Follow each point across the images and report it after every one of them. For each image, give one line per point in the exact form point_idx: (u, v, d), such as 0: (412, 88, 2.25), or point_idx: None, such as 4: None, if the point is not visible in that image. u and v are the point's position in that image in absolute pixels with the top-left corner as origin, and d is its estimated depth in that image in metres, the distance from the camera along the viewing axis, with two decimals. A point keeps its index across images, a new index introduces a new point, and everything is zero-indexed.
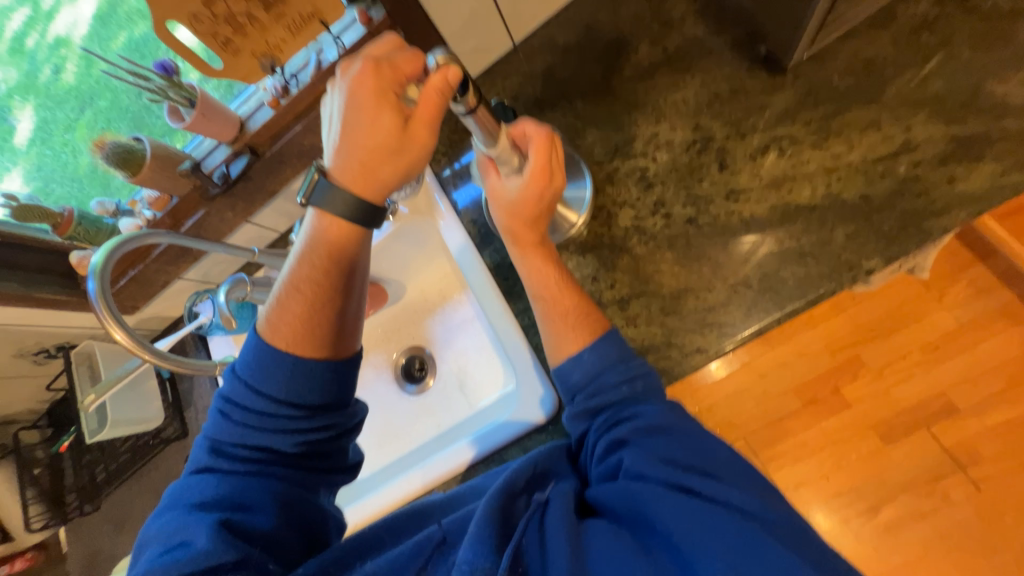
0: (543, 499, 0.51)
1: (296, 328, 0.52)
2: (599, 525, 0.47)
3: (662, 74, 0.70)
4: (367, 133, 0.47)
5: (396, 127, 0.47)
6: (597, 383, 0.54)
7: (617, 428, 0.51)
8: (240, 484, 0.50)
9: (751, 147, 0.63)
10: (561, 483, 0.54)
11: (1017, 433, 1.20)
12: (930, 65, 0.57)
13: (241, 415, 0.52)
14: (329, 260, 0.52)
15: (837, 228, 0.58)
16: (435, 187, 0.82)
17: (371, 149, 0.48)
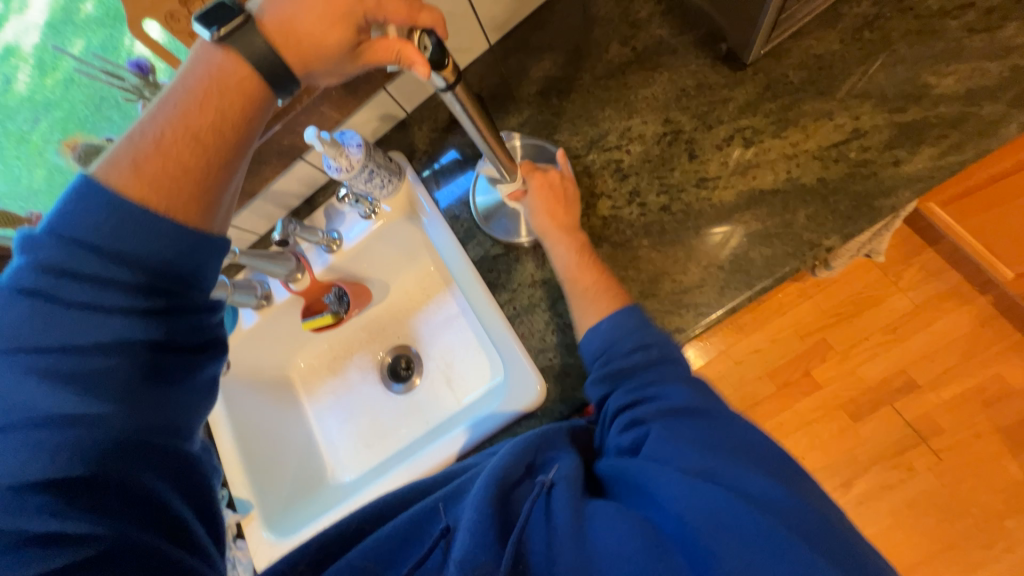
0: (545, 485, 0.51)
1: (155, 167, 0.41)
2: (603, 507, 0.48)
3: (632, 72, 0.73)
4: (310, 20, 0.43)
5: (347, 45, 0.45)
6: (613, 350, 0.56)
7: (641, 404, 0.52)
8: (60, 444, 0.38)
9: (717, 138, 0.67)
10: (562, 464, 0.54)
11: (971, 404, 1.29)
12: (872, 60, 0.62)
13: (51, 322, 0.39)
14: (214, 93, 0.43)
15: (799, 210, 0.62)
16: (416, 184, 0.82)
17: (308, 30, 0.43)
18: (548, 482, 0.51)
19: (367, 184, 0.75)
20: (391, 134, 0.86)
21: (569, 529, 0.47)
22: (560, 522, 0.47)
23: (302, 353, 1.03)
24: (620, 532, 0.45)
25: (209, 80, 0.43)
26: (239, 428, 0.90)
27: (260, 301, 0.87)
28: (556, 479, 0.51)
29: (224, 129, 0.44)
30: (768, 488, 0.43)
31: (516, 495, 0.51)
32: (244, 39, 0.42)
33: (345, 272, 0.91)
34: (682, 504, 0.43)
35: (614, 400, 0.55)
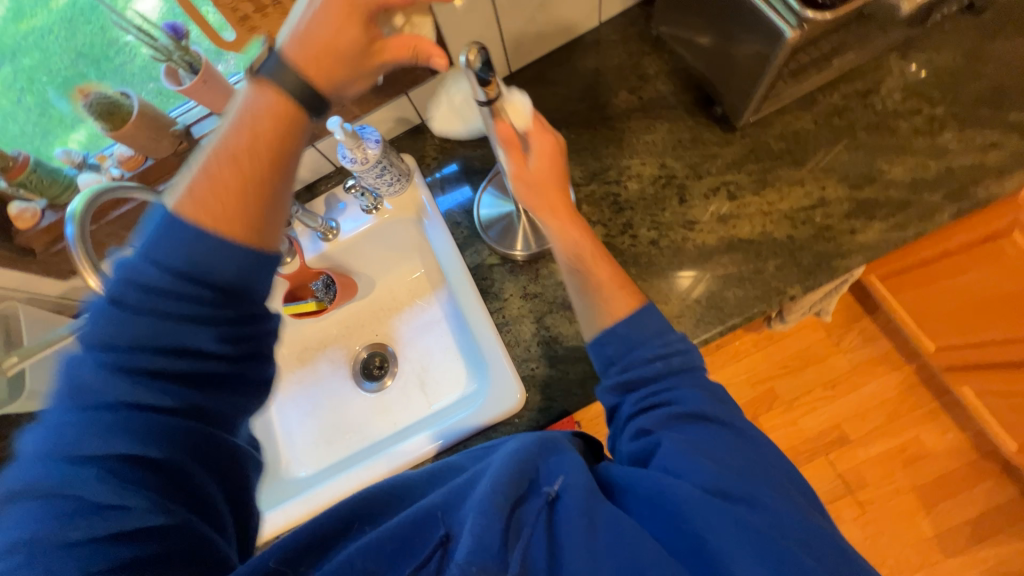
0: (553, 494, 0.47)
1: (217, 198, 0.43)
2: (614, 514, 0.46)
3: (637, 118, 0.81)
4: (331, 40, 0.47)
5: (362, 42, 0.48)
6: (630, 356, 0.55)
7: (653, 410, 0.52)
8: (131, 423, 0.39)
9: (705, 188, 0.75)
10: (572, 468, 0.49)
11: (894, 462, 1.41)
12: (839, 142, 0.73)
13: (134, 332, 0.40)
14: (263, 116, 0.45)
15: (769, 260, 0.69)
16: (422, 187, 0.85)
17: (326, 45, 0.47)
18: (556, 490, 0.47)
19: (377, 179, 0.77)
20: (403, 136, 0.89)
21: (589, 540, 0.44)
22: (576, 531, 0.44)
23: (273, 339, 1.00)
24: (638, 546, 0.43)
25: (242, 112, 0.45)
26: None
27: None
28: (573, 484, 0.48)
29: (274, 145, 0.45)
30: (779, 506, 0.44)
31: (524, 501, 0.46)
32: (272, 67, 0.46)
33: (335, 262, 0.91)
34: (704, 522, 0.43)
35: (626, 407, 0.55)
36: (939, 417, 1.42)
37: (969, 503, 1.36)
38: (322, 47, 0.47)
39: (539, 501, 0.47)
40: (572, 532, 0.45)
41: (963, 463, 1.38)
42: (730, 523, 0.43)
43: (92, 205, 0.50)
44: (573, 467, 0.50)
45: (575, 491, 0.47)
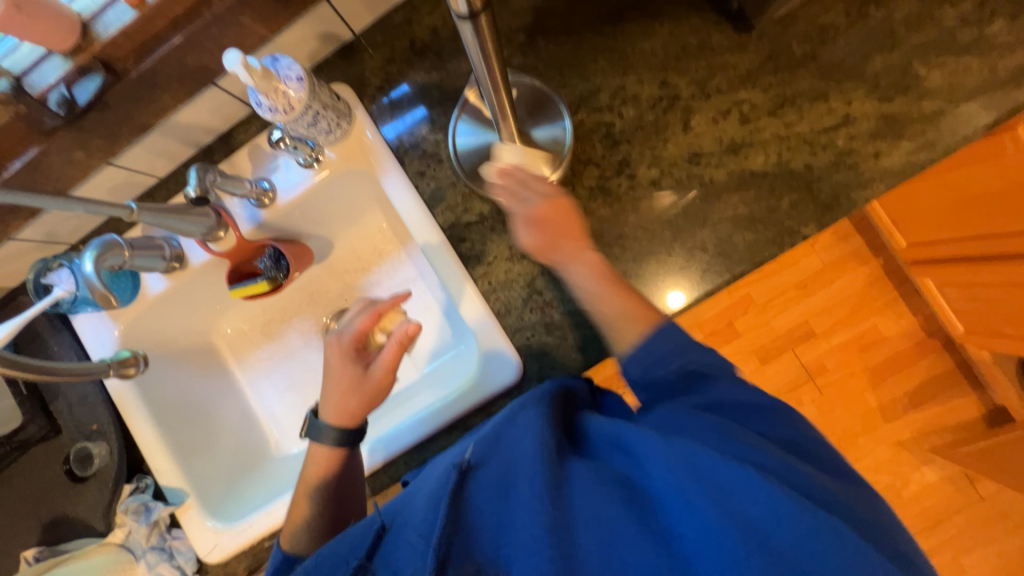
0: (466, 464, 0.48)
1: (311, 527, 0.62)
2: (577, 474, 0.45)
3: (631, 16, 0.64)
4: (337, 381, 0.63)
5: (356, 374, 0.62)
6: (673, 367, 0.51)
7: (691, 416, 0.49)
8: None
9: (714, 110, 0.63)
10: (522, 432, 0.48)
11: (853, 349, 1.52)
12: (872, 40, 0.60)
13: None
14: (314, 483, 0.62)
15: (784, 197, 0.62)
16: (368, 124, 0.68)
17: (341, 391, 0.62)
18: (472, 460, 0.48)
19: (310, 128, 0.60)
20: (333, 59, 0.69)
21: (538, 493, 0.43)
22: (496, 505, 0.45)
23: (228, 317, 0.89)
24: (606, 507, 0.43)
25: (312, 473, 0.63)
26: (156, 406, 0.77)
27: (169, 264, 0.72)
28: (522, 447, 0.47)
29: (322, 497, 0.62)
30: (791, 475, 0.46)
31: (444, 475, 0.49)
32: (317, 430, 0.63)
33: (279, 229, 0.76)
34: (678, 490, 0.42)
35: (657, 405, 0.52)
36: (898, 306, 1.51)
37: (913, 377, 1.51)
38: (350, 391, 0.62)
39: (478, 480, 0.46)
40: (531, 501, 0.43)
41: (912, 344, 1.51)
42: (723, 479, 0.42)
43: None
44: (493, 437, 0.49)
45: (510, 452, 0.48)
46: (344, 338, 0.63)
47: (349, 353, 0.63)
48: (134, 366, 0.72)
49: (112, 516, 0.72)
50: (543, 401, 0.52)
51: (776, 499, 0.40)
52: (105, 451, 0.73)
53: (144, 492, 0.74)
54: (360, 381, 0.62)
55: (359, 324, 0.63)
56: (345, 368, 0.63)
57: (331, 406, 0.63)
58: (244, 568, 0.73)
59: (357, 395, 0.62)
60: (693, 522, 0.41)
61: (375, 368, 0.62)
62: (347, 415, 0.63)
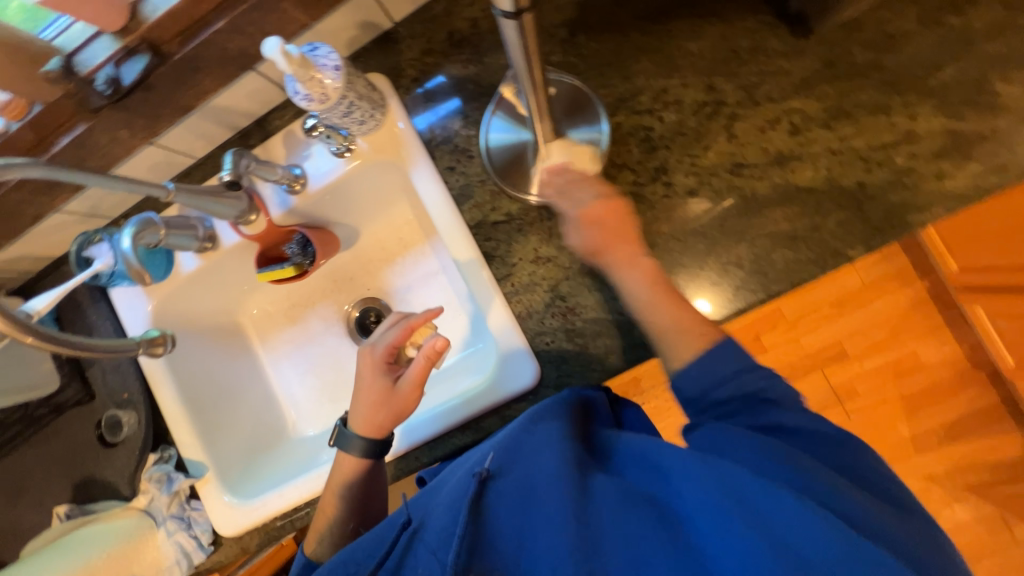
0: (485, 473, 0.47)
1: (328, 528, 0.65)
2: (603, 492, 0.45)
3: (680, 15, 0.61)
4: (368, 393, 0.63)
5: (387, 388, 0.63)
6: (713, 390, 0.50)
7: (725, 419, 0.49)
8: None
9: (762, 118, 0.59)
10: (547, 444, 0.48)
11: (887, 374, 1.44)
12: (945, 50, 0.56)
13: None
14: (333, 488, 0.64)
15: (831, 215, 0.58)
16: (401, 116, 0.67)
17: (372, 403, 0.63)
18: (491, 468, 0.48)
19: (344, 119, 0.60)
20: (370, 48, 0.69)
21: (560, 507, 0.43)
22: (517, 516, 0.45)
23: (255, 298, 0.91)
24: (630, 524, 0.42)
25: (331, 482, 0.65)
26: (183, 380, 0.80)
27: (202, 244, 0.73)
28: (544, 456, 0.47)
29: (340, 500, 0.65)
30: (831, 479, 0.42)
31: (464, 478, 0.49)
32: (345, 441, 0.64)
33: (308, 216, 0.76)
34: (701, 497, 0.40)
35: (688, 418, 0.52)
36: (940, 331, 1.42)
37: (950, 409, 1.42)
38: (379, 404, 0.63)
39: (497, 488, 0.46)
40: (552, 510, 0.43)
41: (953, 375, 1.42)
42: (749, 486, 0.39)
43: None
44: (513, 443, 0.49)
45: (528, 461, 0.47)
46: (377, 350, 0.64)
47: (382, 365, 0.64)
48: (165, 347, 0.74)
49: (138, 482, 0.76)
50: (566, 415, 0.51)
51: (812, 515, 0.36)
52: (134, 420, 0.76)
53: (168, 462, 0.77)
54: (391, 393, 0.63)
55: (393, 337, 0.64)
56: (377, 379, 0.63)
57: (361, 419, 0.63)
58: (254, 543, 0.76)
59: (385, 408, 0.63)
60: (718, 535, 0.38)
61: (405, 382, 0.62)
62: (375, 428, 0.63)
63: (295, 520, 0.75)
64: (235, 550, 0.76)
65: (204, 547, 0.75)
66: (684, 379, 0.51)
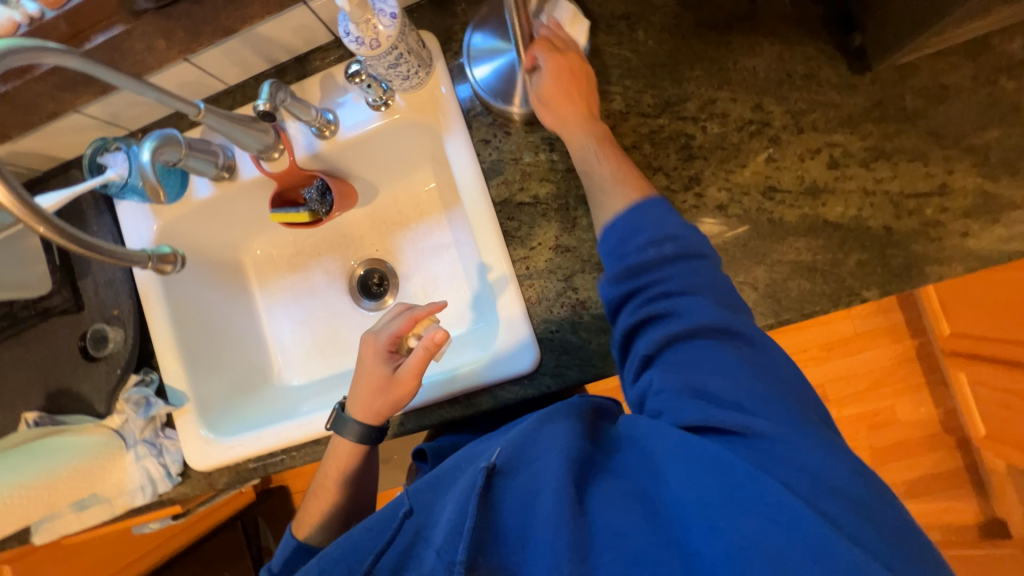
0: (490, 470, 0.48)
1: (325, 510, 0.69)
2: (602, 491, 0.44)
3: (742, 29, 0.61)
4: (366, 378, 0.65)
5: (385, 376, 0.64)
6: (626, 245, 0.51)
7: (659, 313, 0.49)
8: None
9: (804, 147, 0.59)
10: (552, 442, 0.48)
11: (861, 424, 1.47)
12: (994, 112, 0.56)
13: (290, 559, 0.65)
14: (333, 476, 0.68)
15: (853, 253, 0.58)
16: (445, 79, 0.66)
17: (370, 390, 0.64)
18: (497, 464, 0.48)
19: (390, 70, 0.59)
20: (426, 5, 0.67)
21: (559, 508, 0.43)
22: (516, 516, 0.45)
23: (260, 239, 0.89)
24: (626, 523, 0.42)
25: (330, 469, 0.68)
26: (176, 307, 0.78)
27: (219, 173, 0.72)
28: (544, 455, 0.48)
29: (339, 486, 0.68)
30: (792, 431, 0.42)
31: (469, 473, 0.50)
32: (343, 426, 0.66)
33: (332, 165, 0.75)
34: (686, 495, 0.41)
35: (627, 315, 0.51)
36: (921, 392, 1.45)
37: (915, 467, 1.46)
38: (376, 392, 0.64)
39: (501, 485, 0.47)
40: (548, 499, 0.44)
41: (928, 435, 1.45)
42: (731, 477, 0.40)
43: None
44: (518, 443, 0.49)
45: (527, 460, 0.48)
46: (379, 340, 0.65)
47: (383, 353, 0.65)
48: (171, 266, 0.71)
49: (114, 401, 0.74)
50: (572, 414, 0.51)
51: (804, 509, 0.37)
52: (121, 338, 0.75)
53: (148, 386, 0.75)
54: (390, 382, 0.64)
55: (397, 327, 0.64)
56: (377, 367, 0.64)
57: (359, 404, 0.65)
58: (223, 480, 0.75)
59: (382, 396, 0.64)
60: (713, 538, 0.38)
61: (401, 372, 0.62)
62: (374, 414, 0.65)
63: (268, 465, 0.75)
64: (202, 485, 0.75)
65: (173, 476, 0.75)
66: (609, 234, 0.52)
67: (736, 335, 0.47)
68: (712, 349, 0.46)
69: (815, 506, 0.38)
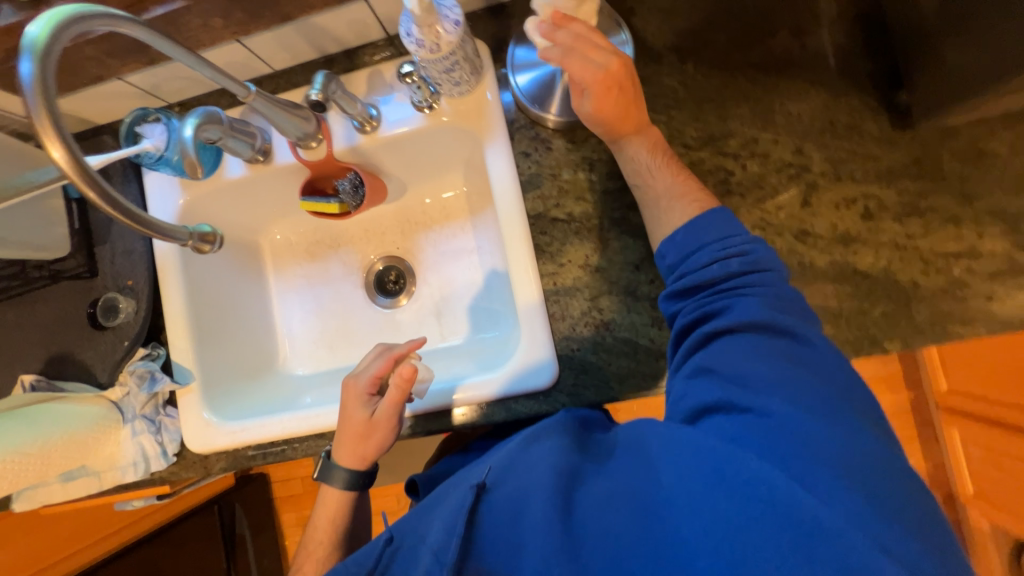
0: (481, 486, 0.53)
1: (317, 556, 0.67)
2: (588, 495, 0.48)
3: (790, 74, 0.62)
4: (347, 424, 0.65)
5: (365, 421, 0.64)
6: (692, 259, 0.52)
7: (714, 305, 0.50)
8: None
9: (840, 194, 0.60)
10: (540, 457, 0.53)
11: None
12: None
13: None
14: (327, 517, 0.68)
15: (879, 304, 0.59)
16: (493, 88, 0.66)
17: (352, 435, 0.65)
18: (487, 481, 0.54)
19: (443, 74, 0.59)
20: (480, 14, 0.68)
21: (547, 513, 0.47)
22: (506, 526, 0.50)
23: (281, 224, 0.89)
24: (616, 521, 0.46)
25: (322, 512, 0.69)
26: (192, 284, 0.76)
27: (254, 155, 0.71)
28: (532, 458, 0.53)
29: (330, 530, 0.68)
30: (802, 412, 0.43)
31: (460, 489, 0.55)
32: (329, 472, 0.67)
33: (368, 161, 0.75)
34: (669, 490, 0.45)
35: (681, 316, 0.52)
36: (910, 444, 1.46)
37: None
38: (359, 435, 0.65)
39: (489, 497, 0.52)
40: (534, 504, 0.48)
41: None
42: (709, 462, 0.43)
43: (60, 38, 0.40)
44: (506, 461, 0.54)
45: (516, 471, 0.53)
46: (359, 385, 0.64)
47: (363, 397, 0.64)
48: (210, 247, 0.69)
49: (118, 373, 0.73)
50: (560, 429, 0.55)
51: (795, 492, 0.39)
52: (132, 310, 0.73)
53: (154, 361, 0.74)
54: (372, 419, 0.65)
55: (377, 368, 0.64)
56: (355, 410, 0.64)
57: (343, 452, 0.66)
58: (219, 465, 0.74)
59: (367, 439, 0.65)
60: (695, 519, 0.42)
61: (384, 412, 0.64)
62: (359, 456, 0.66)
63: (268, 454, 0.73)
64: (198, 467, 0.74)
65: (167, 456, 0.73)
66: (669, 245, 0.54)
67: (781, 322, 0.48)
68: (744, 335, 0.48)
69: (808, 488, 0.40)
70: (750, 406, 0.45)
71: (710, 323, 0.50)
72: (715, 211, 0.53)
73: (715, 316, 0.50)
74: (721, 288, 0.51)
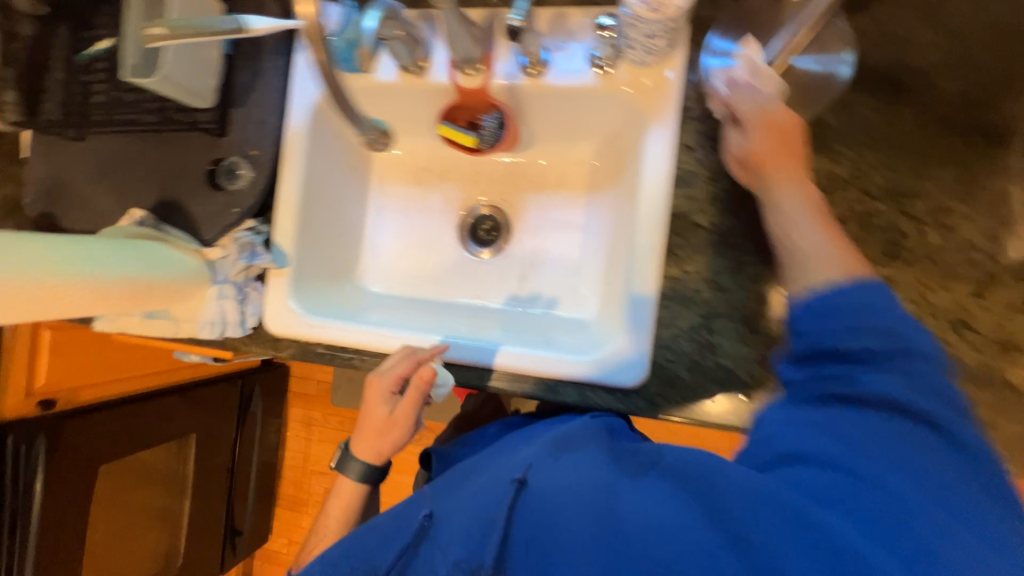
0: (521, 482, 0.50)
1: (331, 529, 0.77)
2: (635, 506, 0.44)
3: (1013, 151, 0.55)
4: (366, 418, 0.71)
5: (384, 418, 0.70)
6: (841, 313, 0.46)
7: (836, 364, 0.45)
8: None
9: (1019, 296, 0.55)
10: (579, 467, 0.50)
11: None
12: None
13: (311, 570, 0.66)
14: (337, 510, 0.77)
15: (1016, 423, 0.54)
16: (681, 68, 0.61)
17: (370, 430, 0.71)
18: (525, 477, 0.50)
19: (642, 39, 0.55)
20: None
21: (587, 526, 0.44)
22: (539, 528, 0.46)
23: (399, 142, 0.88)
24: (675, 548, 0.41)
25: (340, 492, 0.76)
26: (311, 173, 0.76)
27: (411, 65, 0.68)
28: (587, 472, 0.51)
29: (340, 517, 0.77)
30: (926, 498, 0.39)
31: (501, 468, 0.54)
32: (346, 463, 0.75)
33: (517, 104, 0.72)
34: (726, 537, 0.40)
35: (791, 374, 0.48)
36: None
37: None
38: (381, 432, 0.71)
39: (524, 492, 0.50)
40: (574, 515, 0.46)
41: None
42: (803, 521, 0.39)
43: None
44: (538, 461, 0.52)
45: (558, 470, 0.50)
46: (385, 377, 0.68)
47: (386, 393, 0.68)
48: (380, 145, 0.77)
49: (222, 234, 0.75)
50: (592, 444, 0.54)
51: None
52: (250, 179, 0.74)
53: (257, 235, 0.75)
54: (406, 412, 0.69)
55: (400, 370, 0.66)
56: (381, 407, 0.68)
57: (365, 442, 0.73)
58: (288, 350, 0.76)
59: (386, 432, 0.71)
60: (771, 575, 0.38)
61: (401, 410, 0.69)
62: (377, 444, 0.74)
63: (336, 357, 0.74)
64: (267, 347, 0.76)
65: (244, 327, 0.75)
66: (799, 304, 0.48)
67: (907, 391, 0.43)
68: (871, 407, 0.43)
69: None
70: (864, 473, 0.40)
71: (829, 364, 0.45)
72: (859, 264, 0.47)
73: (841, 357, 0.45)
74: (856, 333, 0.45)
